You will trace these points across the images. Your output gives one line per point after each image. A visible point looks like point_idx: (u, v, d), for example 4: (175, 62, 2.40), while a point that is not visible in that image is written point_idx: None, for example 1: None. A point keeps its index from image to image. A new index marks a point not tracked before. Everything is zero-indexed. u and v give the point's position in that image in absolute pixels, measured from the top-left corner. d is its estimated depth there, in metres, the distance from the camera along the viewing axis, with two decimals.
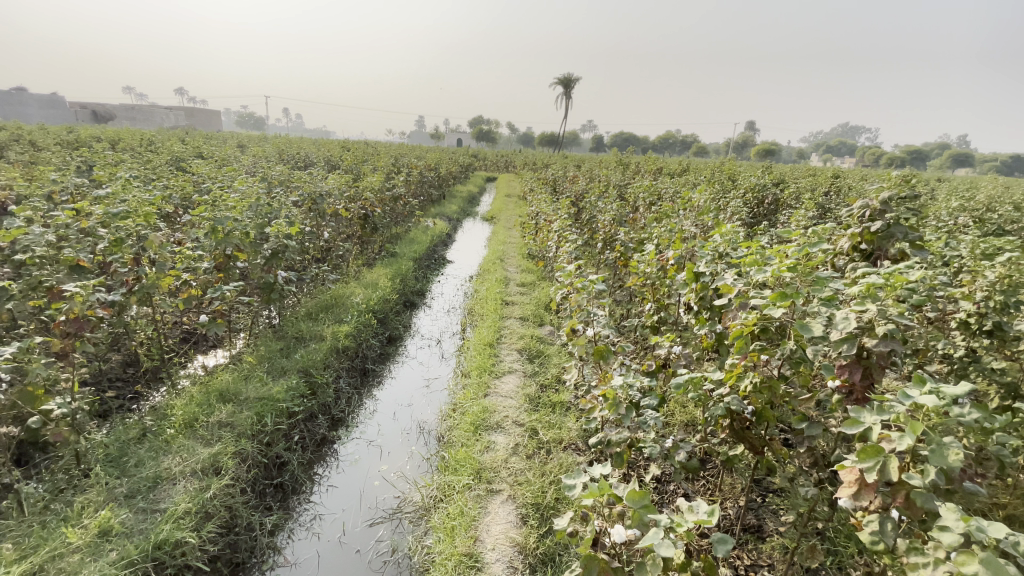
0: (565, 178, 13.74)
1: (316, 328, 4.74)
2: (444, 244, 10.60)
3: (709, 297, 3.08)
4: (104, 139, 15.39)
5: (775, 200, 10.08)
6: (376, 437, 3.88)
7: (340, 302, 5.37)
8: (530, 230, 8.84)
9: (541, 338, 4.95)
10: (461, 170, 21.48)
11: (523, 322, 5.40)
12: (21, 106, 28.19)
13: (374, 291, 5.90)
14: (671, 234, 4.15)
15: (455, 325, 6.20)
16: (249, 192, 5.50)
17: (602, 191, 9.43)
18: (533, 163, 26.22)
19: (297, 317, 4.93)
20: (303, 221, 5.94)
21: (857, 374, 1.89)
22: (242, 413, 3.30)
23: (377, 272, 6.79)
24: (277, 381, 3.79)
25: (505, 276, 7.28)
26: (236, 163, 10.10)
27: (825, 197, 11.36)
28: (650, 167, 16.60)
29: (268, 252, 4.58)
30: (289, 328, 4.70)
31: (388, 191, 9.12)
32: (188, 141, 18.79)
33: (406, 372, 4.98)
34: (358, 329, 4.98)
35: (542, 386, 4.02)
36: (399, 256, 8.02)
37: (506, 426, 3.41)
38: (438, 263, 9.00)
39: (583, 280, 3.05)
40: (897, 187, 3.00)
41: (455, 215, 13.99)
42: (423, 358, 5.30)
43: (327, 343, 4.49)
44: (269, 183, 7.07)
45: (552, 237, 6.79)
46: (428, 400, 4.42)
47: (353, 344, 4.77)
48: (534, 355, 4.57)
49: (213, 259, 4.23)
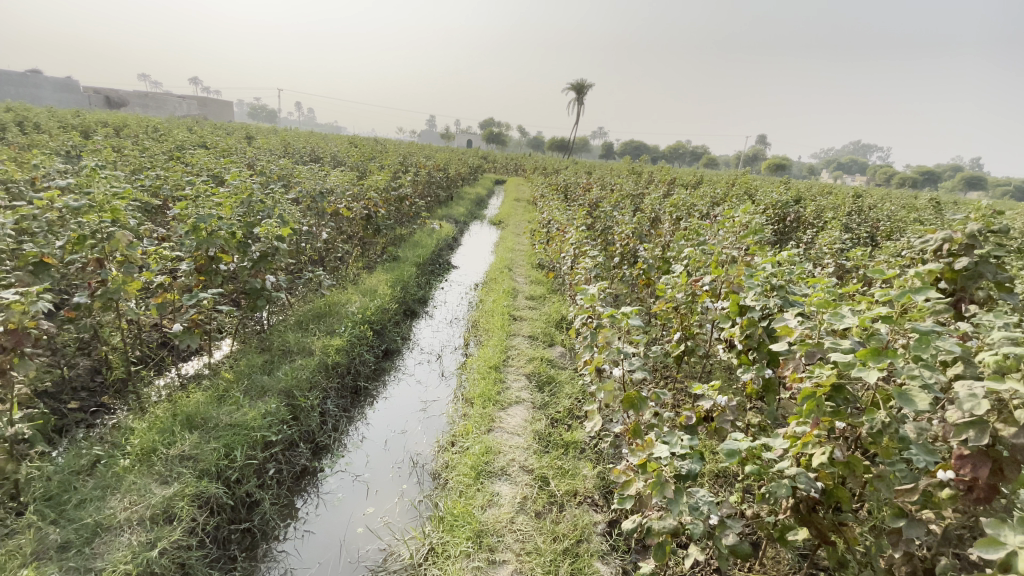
0: (577, 184, 13.28)
1: (305, 340, 4.30)
2: (449, 248, 10.15)
3: (758, 336, 2.65)
4: (112, 125, 15.09)
5: (797, 217, 9.62)
6: (363, 470, 3.44)
7: (334, 311, 4.94)
8: (540, 238, 8.41)
9: (551, 361, 4.50)
10: (470, 172, 21.10)
11: (532, 342, 4.94)
12: (34, 88, 28.07)
13: (372, 299, 5.47)
14: (705, 258, 3.70)
15: (457, 339, 5.76)
16: (242, 187, 5.08)
17: (617, 200, 8.98)
18: (543, 167, 25.83)
19: (286, 327, 4.49)
20: (299, 221, 5.51)
21: (984, 470, 1.52)
22: (208, 445, 2.87)
23: (377, 277, 6.35)
24: (255, 404, 3.36)
25: (513, 287, 6.84)
26: (238, 155, 9.70)
27: (849, 216, 10.89)
28: (665, 176, 16.18)
29: (256, 255, 4.16)
30: (275, 339, 4.26)
31: (394, 190, 8.69)
32: (196, 130, 18.51)
33: (402, 392, 4.54)
34: (351, 343, 4.54)
35: (552, 421, 3.58)
36: (401, 260, 7.58)
37: (511, 473, 2.96)
38: (442, 269, 8.56)
39: (612, 311, 2.61)
40: (986, 218, 2.55)
41: (463, 218, 13.58)
42: (421, 376, 4.86)
43: (316, 359, 4.05)
44: (267, 177, 6.65)
45: (566, 249, 6.35)
46: (424, 427, 3.97)
47: (344, 360, 4.33)
48: (543, 381, 4.13)
49: (194, 261, 3.80)
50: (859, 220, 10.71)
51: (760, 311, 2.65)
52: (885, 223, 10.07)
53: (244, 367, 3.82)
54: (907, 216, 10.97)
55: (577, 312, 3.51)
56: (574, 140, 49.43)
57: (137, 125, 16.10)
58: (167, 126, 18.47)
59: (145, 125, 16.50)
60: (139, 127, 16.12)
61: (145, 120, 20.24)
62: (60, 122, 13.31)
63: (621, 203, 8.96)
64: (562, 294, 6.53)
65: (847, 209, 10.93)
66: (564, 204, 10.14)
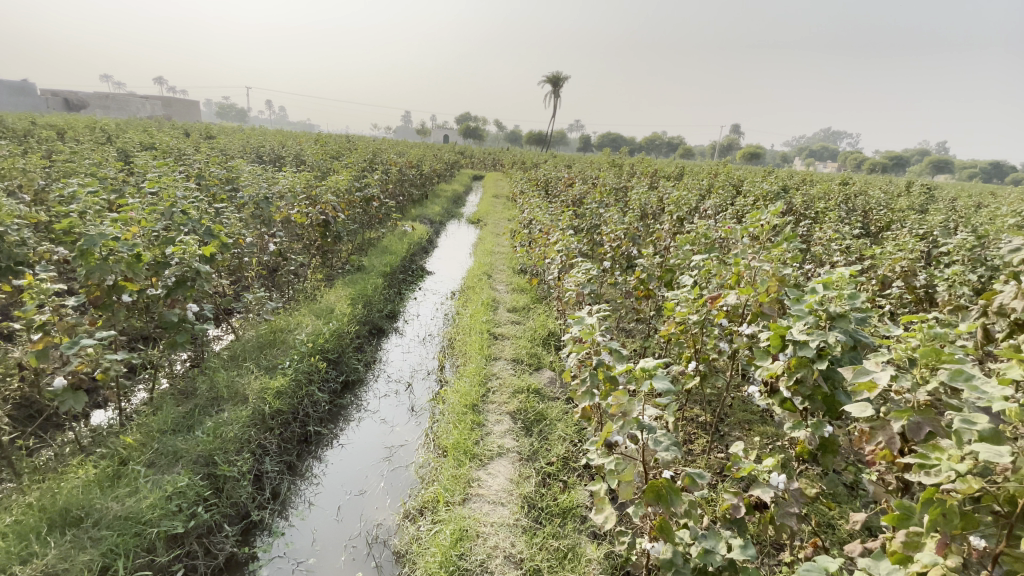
0: (558, 178, 12.59)
1: (239, 383, 3.55)
2: (424, 252, 9.38)
3: (811, 380, 2.05)
4: (54, 127, 13.89)
5: (791, 208, 9.13)
6: (307, 553, 2.72)
7: (280, 340, 4.18)
8: (521, 239, 7.71)
9: (539, 392, 3.80)
10: (446, 169, 20.27)
11: (515, 367, 4.24)
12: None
13: (328, 321, 4.71)
14: (722, 269, 3.05)
15: (430, 361, 5.04)
16: (162, 198, 4.26)
17: (602, 195, 8.31)
18: (520, 162, 25.15)
19: (217, 366, 3.72)
20: (239, 234, 4.71)
21: None
22: (81, 554, 2.12)
23: (336, 293, 5.56)
24: (160, 481, 2.61)
25: (493, 298, 6.11)
26: (184, 158, 8.75)
27: (842, 204, 10.45)
28: (647, 169, 15.64)
29: (171, 281, 3.38)
30: (202, 383, 3.49)
31: (358, 191, 7.87)
32: (150, 130, 17.29)
33: (363, 437, 3.82)
34: (298, 382, 3.79)
35: (543, 478, 2.90)
36: (367, 269, 6.80)
37: (493, 566, 2.28)
38: (415, 277, 7.81)
39: (625, 367, 1.93)
40: None
41: (438, 217, 12.79)
42: (386, 413, 4.13)
43: (249, 408, 3.30)
44: (205, 183, 5.78)
45: (549, 253, 5.66)
46: (387, 485, 3.26)
47: (288, 404, 3.58)
48: (531, 421, 3.45)
49: (86, 294, 3.06)
50: (851, 209, 10.29)
51: (815, 349, 2.03)
52: (879, 212, 9.65)
53: (154, 426, 3.04)
54: (899, 203, 10.59)
55: (568, 345, 2.84)
56: (550, 133, 48.78)
57: (85, 127, 14.90)
58: (121, 128, 17.21)
59: (94, 127, 15.27)
60: (85, 127, 14.92)
61: (97, 121, 18.88)
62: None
63: (606, 199, 8.30)
64: (547, 305, 5.84)
65: (839, 198, 10.48)
66: (546, 201, 9.43)
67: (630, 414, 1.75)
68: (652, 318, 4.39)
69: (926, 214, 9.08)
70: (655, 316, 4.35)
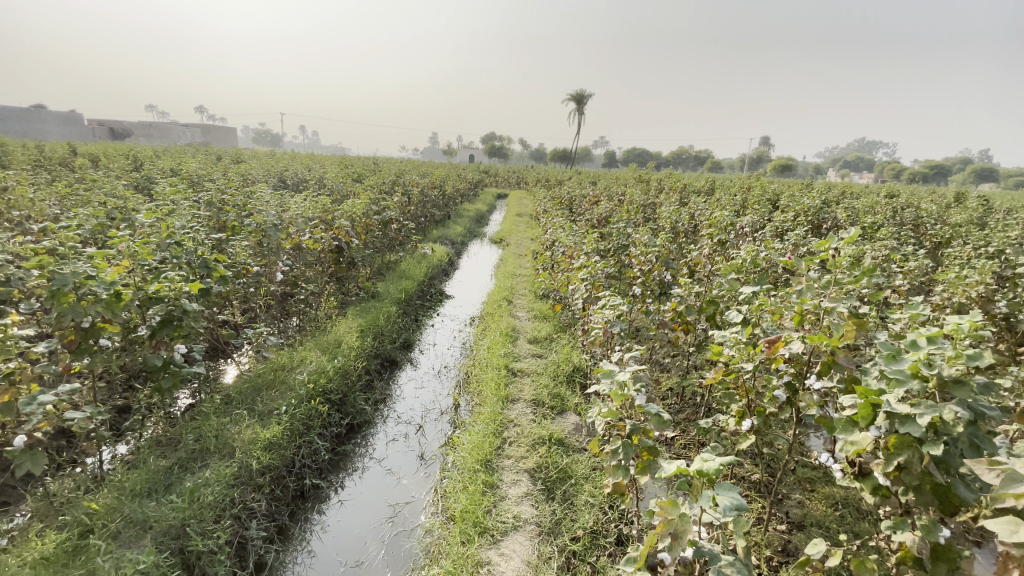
0: (582, 196, 12.15)
1: (229, 433, 3.21)
2: (443, 275, 9.06)
3: (915, 465, 1.58)
4: (91, 156, 14.31)
5: (835, 224, 8.47)
6: None
7: (280, 381, 3.86)
8: (544, 262, 7.31)
9: (563, 443, 3.35)
10: (469, 188, 20.11)
11: (536, 411, 3.78)
12: (39, 123, 27.89)
13: (335, 357, 4.38)
14: (780, 307, 2.56)
15: (444, 398, 4.64)
16: (160, 228, 4.03)
17: (629, 213, 7.84)
18: (544, 180, 24.88)
19: (209, 412, 3.40)
20: (242, 264, 4.45)
21: None
22: None
23: (346, 323, 5.24)
24: (120, 560, 2.26)
25: (513, 326, 5.68)
26: (205, 183, 8.70)
27: (892, 217, 9.68)
28: (676, 184, 15.08)
29: (156, 320, 3.10)
30: (190, 433, 3.17)
31: (375, 214, 7.63)
32: (182, 156, 17.73)
33: (365, 491, 3.41)
34: (294, 430, 3.42)
35: (567, 560, 2.42)
36: (381, 296, 6.49)
37: None
38: (433, 302, 7.46)
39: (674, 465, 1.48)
40: None
41: (460, 237, 12.51)
42: (393, 462, 3.72)
43: (235, 465, 2.95)
44: (216, 209, 5.60)
45: (573, 278, 5.23)
46: (387, 553, 2.83)
47: (280, 457, 3.21)
48: (553, 480, 2.99)
49: (61, 337, 2.80)
50: (902, 224, 9.49)
51: (922, 426, 1.55)
52: (935, 227, 8.83)
53: (128, 486, 2.72)
54: (955, 216, 9.74)
55: (595, 402, 2.39)
56: (574, 150, 48.65)
57: (121, 155, 15.32)
58: (156, 155, 17.68)
59: (129, 154, 15.73)
60: (120, 155, 15.32)
61: (135, 149, 19.51)
62: (35, 154, 12.50)
63: (634, 217, 7.83)
64: (572, 335, 5.37)
65: (888, 211, 9.70)
66: (570, 220, 9.01)
67: (683, 536, 1.31)
68: (691, 354, 3.89)
69: (990, 228, 8.25)
70: (694, 353, 3.86)
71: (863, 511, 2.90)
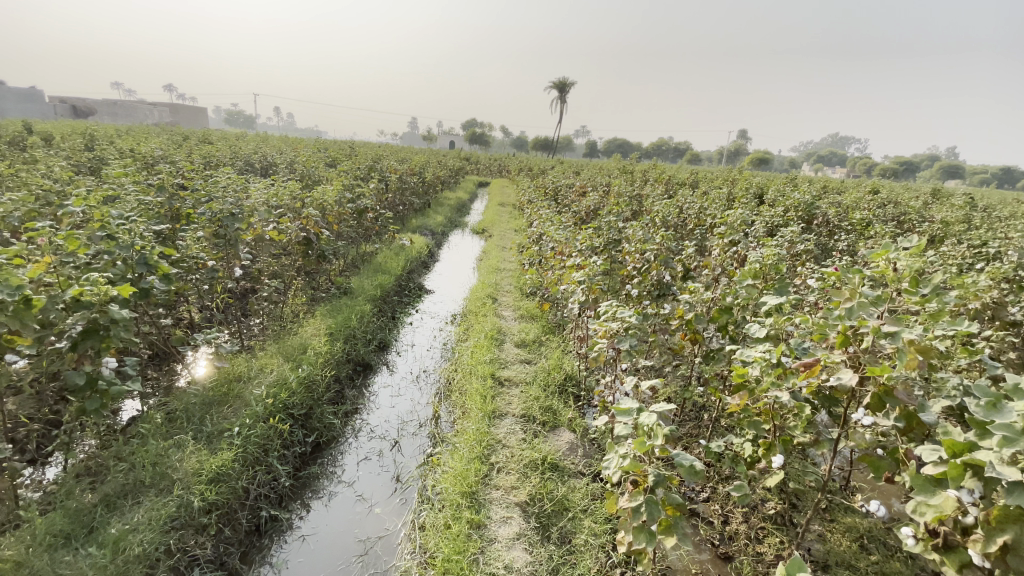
0: (568, 185, 11.72)
1: (170, 460, 2.74)
2: (423, 268, 8.57)
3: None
4: (39, 132, 13.26)
5: (825, 220, 8.28)
6: None
7: (235, 396, 3.39)
8: (530, 256, 6.90)
9: (557, 467, 2.98)
10: (450, 175, 19.52)
11: (526, 427, 3.41)
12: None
13: (300, 365, 3.91)
14: (817, 324, 2.21)
15: (423, 408, 4.22)
16: (93, 216, 3.48)
17: (619, 206, 7.47)
18: (525, 169, 24.41)
19: (150, 434, 2.92)
20: (194, 258, 3.93)
21: None
22: None
23: (314, 324, 4.75)
24: None
25: (498, 328, 5.26)
26: (162, 165, 7.97)
27: (880, 213, 9.56)
28: (662, 175, 14.78)
29: (77, 331, 2.55)
30: (124, 462, 2.69)
31: (349, 202, 7.07)
32: (143, 134, 16.67)
33: (332, 523, 2.99)
34: (247, 456, 2.97)
35: None
36: (355, 292, 6.00)
37: None
38: (411, 298, 6.99)
39: None
40: None
41: (441, 227, 12.00)
42: (364, 486, 3.30)
43: (171, 504, 2.48)
44: (168, 194, 5.01)
45: (564, 278, 4.83)
46: None
47: (229, 491, 2.75)
48: (549, 516, 2.62)
49: None
50: (889, 220, 9.38)
51: None
52: (923, 224, 8.74)
53: (39, 533, 2.22)
54: (942, 214, 9.63)
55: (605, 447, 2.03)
56: (556, 139, 48.23)
57: (78, 133, 14.31)
58: (115, 134, 16.56)
59: (85, 131, 14.65)
60: (73, 133, 14.27)
61: (93, 126, 18.30)
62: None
63: (624, 210, 7.47)
64: (562, 337, 5.00)
65: (876, 208, 9.57)
66: (556, 211, 8.61)
67: None
68: (696, 364, 3.54)
69: (978, 226, 8.16)
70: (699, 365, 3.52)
71: (890, 547, 2.60)
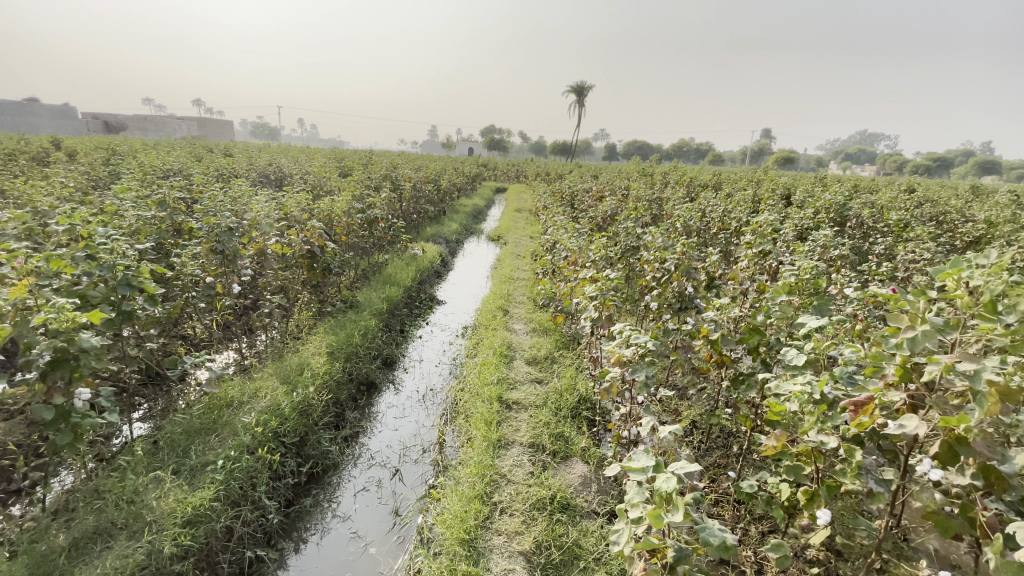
0: (584, 190, 11.38)
1: (146, 498, 2.53)
2: (436, 277, 8.37)
3: None
4: (66, 147, 13.63)
5: (859, 222, 7.80)
6: None
7: (224, 424, 3.19)
8: (544, 266, 6.62)
9: (567, 507, 2.68)
10: (467, 182, 19.42)
11: (534, 457, 3.12)
12: (26, 115, 27.05)
13: (296, 387, 3.70)
14: (869, 353, 1.87)
15: (428, 430, 3.96)
16: (81, 234, 3.34)
17: (638, 211, 7.14)
18: (542, 174, 24.18)
19: (130, 467, 2.74)
20: (188, 276, 3.76)
21: None
22: None
23: (316, 341, 4.55)
24: None
25: (509, 343, 4.98)
26: (175, 179, 7.96)
27: (918, 213, 9.00)
28: (683, 177, 14.32)
29: (44, 361, 2.40)
30: (98, 502, 2.50)
31: (359, 212, 6.92)
32: (165, 147, 17.03)
33: (322, 565, 2.74)
34: (229, 492, 2.75)
35: None
36: (362, 306, 5.81)
37: None
38: (422, 310, 6.77)
39: None
40: None
41: (456, 234, 11.83)
42: (360, 521, 3.04)
43: (139, 552, 2.25)
44: (170, 209, 4.89)
45: (578, 290, 4.52)
46: None
47: (206, 534, 2.54)
48: (556, 567, 2.32)
49: None
50: (927, 220, 8.82)
51: None
52: (966, 224, 8.16)
53: None
54: (986, 212, 9.03)
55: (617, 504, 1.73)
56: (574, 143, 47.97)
57: (103, 148, 14.66)
58: (139, 148, 16.95)
59: (111, 146, 15.00)
60: (99, 147, 14.61)
61: (119, 140, 18.82)
62: (8, 146, 11.85)
63: (642, 215, 7.14)
64: (576, 353, 4.70)
65: (913, 208, 9.02)
66: (572, 217, 8.32)
67: None
68: (723, 387, 3.20)
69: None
70: (727, 388, 3.17)
71: None
